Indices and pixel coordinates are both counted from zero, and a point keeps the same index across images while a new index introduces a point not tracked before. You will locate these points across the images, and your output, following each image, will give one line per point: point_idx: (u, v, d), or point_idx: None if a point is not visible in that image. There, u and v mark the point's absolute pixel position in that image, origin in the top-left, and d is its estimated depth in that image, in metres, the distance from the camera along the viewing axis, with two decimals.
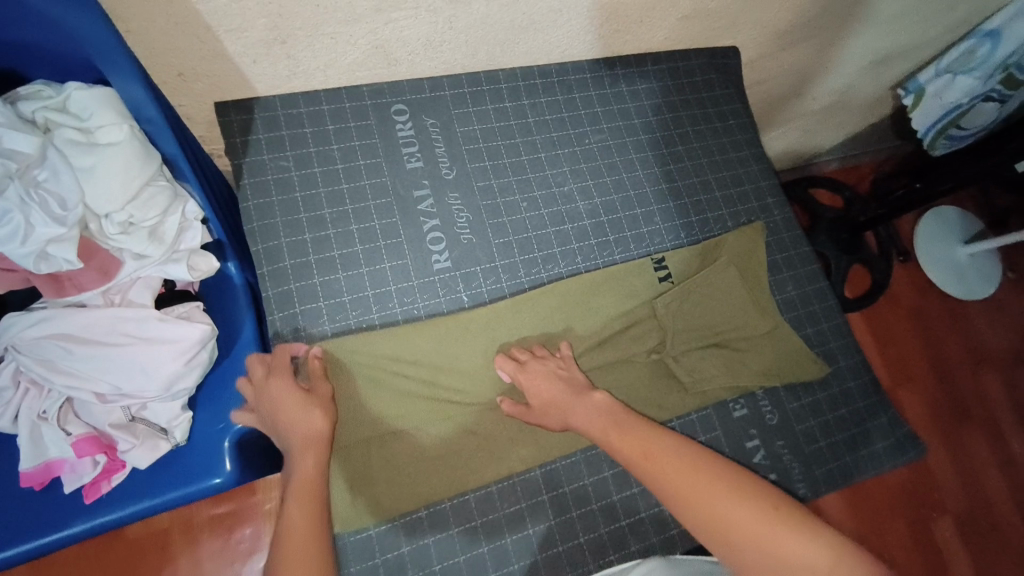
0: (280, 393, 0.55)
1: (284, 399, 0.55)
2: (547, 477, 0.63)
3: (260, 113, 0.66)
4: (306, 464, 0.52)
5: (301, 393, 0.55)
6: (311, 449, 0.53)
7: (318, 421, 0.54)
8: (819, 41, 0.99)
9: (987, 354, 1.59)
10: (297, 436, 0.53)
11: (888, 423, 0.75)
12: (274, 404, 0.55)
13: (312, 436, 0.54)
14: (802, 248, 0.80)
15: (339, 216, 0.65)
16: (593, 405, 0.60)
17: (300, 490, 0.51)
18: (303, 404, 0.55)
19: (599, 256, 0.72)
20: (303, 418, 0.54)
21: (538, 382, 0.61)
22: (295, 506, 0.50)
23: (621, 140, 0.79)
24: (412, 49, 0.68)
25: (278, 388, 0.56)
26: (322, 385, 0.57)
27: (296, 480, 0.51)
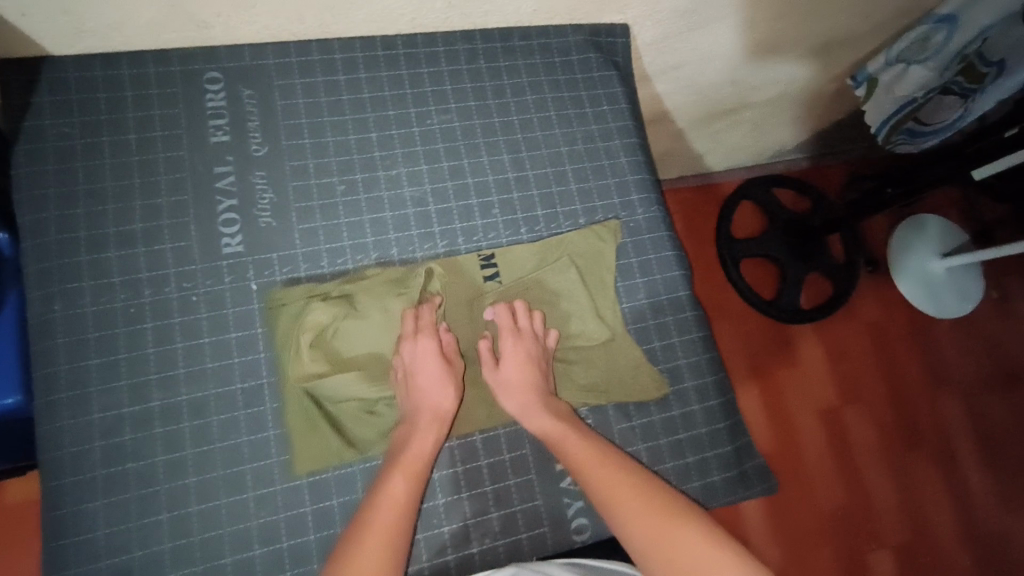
0: (426, 358, 0.61)
1: (432, 365, 0.61)
2: (315, 487, 0.58)
3: (47, 73, 0.61)
4: (425, 439, 0.58)
5: (445, 366, 0.61)
6: (434, 424, 0.59)
7: (449, 400, 0.61)
8: (739, 22, 0.89)
9: (950, 375, 1.47)
10: (426, 410, 0.59)
11: (733, 453, 0.68)
12: (416, 366, 0.61)
13: (436, 411, 0.60)
14: (664, 253, 0.72)
15: (121, 190, 0.60)
16: (558, 414, 0.61)
17: (407, 465, 0.56)
18: (445, 381, 0.61)
19: (418, 248, 0.66)
20: (440, 393, 0.61)
21: (517, 363, 0.63)
22: (399, 475, 0.55)
23: (469, 123, 0.72)
24: (219, 10, 0.60)
25: (414, 348, 0.61)
26: (458, 362, 0.63)
27: (409, 453, 0.57)
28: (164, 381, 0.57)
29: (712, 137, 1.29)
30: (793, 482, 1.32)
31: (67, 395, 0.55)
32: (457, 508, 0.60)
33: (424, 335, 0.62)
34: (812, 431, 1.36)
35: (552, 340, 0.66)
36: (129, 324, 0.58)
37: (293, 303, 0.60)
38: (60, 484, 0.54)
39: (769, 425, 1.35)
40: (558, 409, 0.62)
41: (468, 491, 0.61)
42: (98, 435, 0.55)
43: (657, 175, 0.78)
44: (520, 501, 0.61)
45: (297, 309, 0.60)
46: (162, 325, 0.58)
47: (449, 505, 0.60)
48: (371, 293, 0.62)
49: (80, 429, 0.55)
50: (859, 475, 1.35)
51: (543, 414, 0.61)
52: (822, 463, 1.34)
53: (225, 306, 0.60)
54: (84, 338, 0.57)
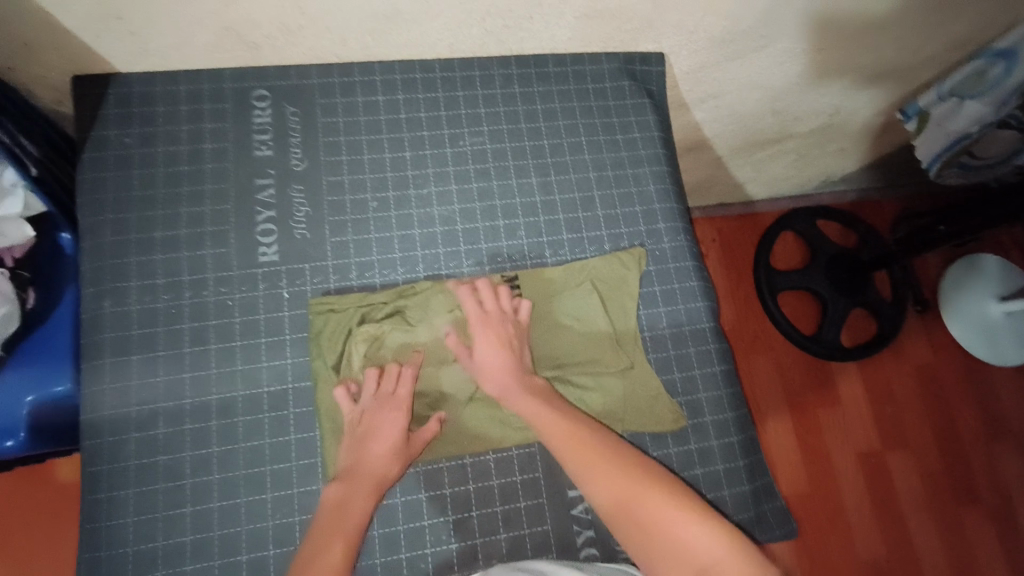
0: (388, 430, 0.58)
1: (387, 436, 0.58)
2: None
3: (114, 88, 0.66)
4: (360, 504, 0.55)
5: (401, 440, 0.59)
6: (368, 491, 0.56)
7: (393, 472, 0.58)
8: (781, 52, 0.88)
9: (1004, 426, 1.37)
10: (367, 478, 0.56)
11: (752, 493, 0.65)
12: (376, 431, 0.58)
13: (379, 478, 0.57)
14: (689, 282, 0.71)
15: (172, 197, 0.65)
16: (532, 389, 0.60)
17: (339, 529, 0.53)
18: (395, 453, 0.58)
19: (444, 265, 0.68)
20: (385, 462, 0.57)
21: (490, 347, 0.61)
22: (336, 543, 0.52)
23: (500, 146, 0.73)
24: (268, 33, 0.64)
25: (384, 411, 0.59)
26: (420, 442, 0.59)
27: (344, 514, 0.54)
28: (196, 380, 0.60)
29: (753, 165, 1.26)
30: (829, 530, 1.25)
31: (107, 387, 0.59)
32: (466, 527, 0.60)
33: (400, 401, 0.60)
34: (851, 477, 1.29)
35: (524, 311, 0.64)
36: (169, 324, 0.61)
37: (343, 310, 0.63)
38: (98, 470, 0.57)
39: (804, 468, 1.29)
40: (536, 388, 0.60)
41: (477, 510, 0.61)
42: (134, 427, 0.58)
43: (686, 203, 0.77)
44: (529, 525, 0.61)
45: (348, 313, 0.63)
46: (199, 326, 0.61)
47: (458, 523, 0.60)
48: (420, 311, 0.64)
49: (118, 421, 0.58)
50: (901, 527, 1.27)
51: (520, 397, 0.60)
52: (861, 512, 1.27)
53: (257, 312, 0.62)
54: (127, 334, 0.60)
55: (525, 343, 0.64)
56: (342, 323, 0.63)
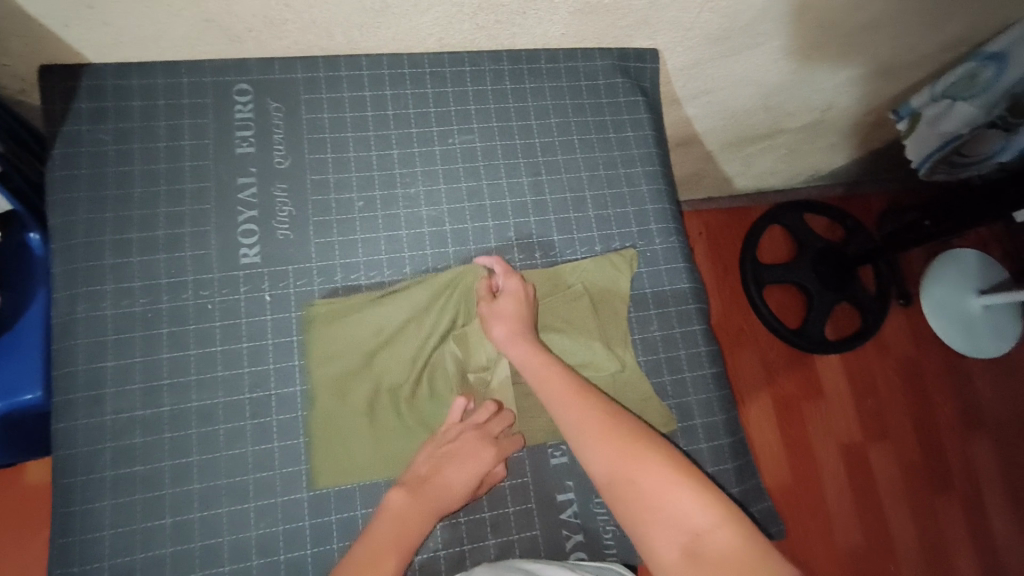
0: (471, 462, 0.57)
1: (469, 469, 0.57)
2: (315, 502, 0.57)
3: (86, 80, 0.63)
4: (424, 519, 0.54)
5: (478, 475, 0.58)
6: (429, 513, 0.55)
7: (455, 503, 0.57)
8: (776, 49, 0.87)
9: (980, 416, 1.41)
10: (438, 500, 0.55)
11: (740, 495, 0.66)
12: (462, 460, 0.57)
13: (446, 502, 0.56)
14: (680, 284, 0.71)
15: (149, 196, 0.62)
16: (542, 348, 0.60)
17: (402, 538, 0.52)
18: (471, 487, 0.57)
19: (432, 267, 0.66)
20: (459, 491, 0.57)
21: (508, 307, 0.61)
22: (394, 557, 0.51)
23: (491, 144, 0.71)
24: (251, 25, 0.61)
25: (469, 444, 0.58)
26: (489, 482, 0.59)
27: (405, 529, 0.53)
28: (175, 387, 0.58)
29: (744, 160, 1.26)
30: (810, 520, 1.28)
31: (81, 395, 0.57)
32: (454, 534, 0.59)
33: (486, 434, 0.59)
34: (832, 468, 1.32)
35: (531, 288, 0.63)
36: (146, 329, 0.59)
37: (340, 312, 0.61)
38: (69, 482, 0.55)
39: (788, 460, 1.31)
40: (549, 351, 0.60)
41: (465, 516, 0.60)
42: (109, 437, 0.56)
43: (678, 203, 0.77)
44: (518, 530, 0.60)
45: (361, 317, 0.62)
46: (178, 332, 0.59)
47: (446, 529, 0.59)
48: (429, 316, 0.63)
49: (92, 430, 0.56)
50: (880, 515, 1.30)
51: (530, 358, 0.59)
52: (841, 502, 1.30)
53: (239, 316, 0.60)
54: (102, 340, 0.58)
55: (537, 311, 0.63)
56: (353, 329, 0.62)
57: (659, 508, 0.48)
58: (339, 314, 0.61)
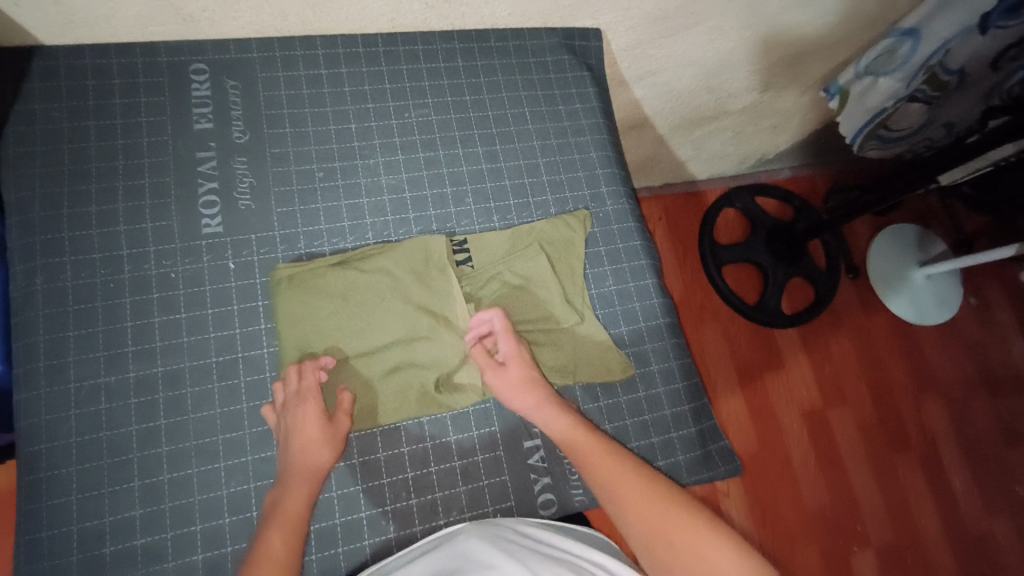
0: (304, 419, 0.57)
1: (308, 427, 0.57)
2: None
3: (39, 61, 0.64)
4: (299, 494, 0.55)
5: (322, 425, 0.57)
6: (304, 482, 0.55)
7: (325, 458, 0.57)
8: (711, 28, 0.92)
9: (932, 378, 1.47)
10: (300, 465, 0.56)
11: (698, 435, 0.69)
12: (293, 426, 0.57)
13: (311, 466, 0.56)
14: (633, 242, 0.75)
15: (106, 171, 0.63)
16: (563, 403, 0.62)
17: (286, 519, 0.53)
18: (323, 437, 0.57)
19: (394, 232, 0.68)
20: (315, 450, 0.56)
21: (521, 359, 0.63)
22: (277, 533, 0.52)
23: (445, 116, 0.75)
24: (204, 5, 0.63)
25: (302, 405, 0.58)
26: (344, 419, 0.59)
27: (284, 510, 0.53)
28: (140, 354, 0.59)
29: (693, 143, 1.32)
30: (777, 485, 1.32)
31: (41, 365, 0.57)
32: (425, 483, 0.61)
33: (313, 392, 0.58)
34: (796, 433, 1.37)
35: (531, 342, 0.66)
36: (108, 298, 0.60)
37: (304, 274, 0.63)
38: (33, 451, 0.55)
39: (753, 429, 1.35)
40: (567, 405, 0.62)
41: (435, 466, 0.62)
42: (73, 404, 0.56)
43: (627, 169, 0.81)
44: (487, 477, 0.63)
45: (326, 277, 0.64)
46: (140, 301, 0.60)
47: (416, 479, 0.61)
48: (391, 276, 0.65)
49: (55, 400, 0.56)
50: (844, 477, 1.36)
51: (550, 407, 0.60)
52: (806, 467, 1.34)
53: (202, 284, 0.62)
54: (63, 311, 0.58)
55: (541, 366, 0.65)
56: (321, 291, 0.63)
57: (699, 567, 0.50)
58: (305, 278, 0.63)
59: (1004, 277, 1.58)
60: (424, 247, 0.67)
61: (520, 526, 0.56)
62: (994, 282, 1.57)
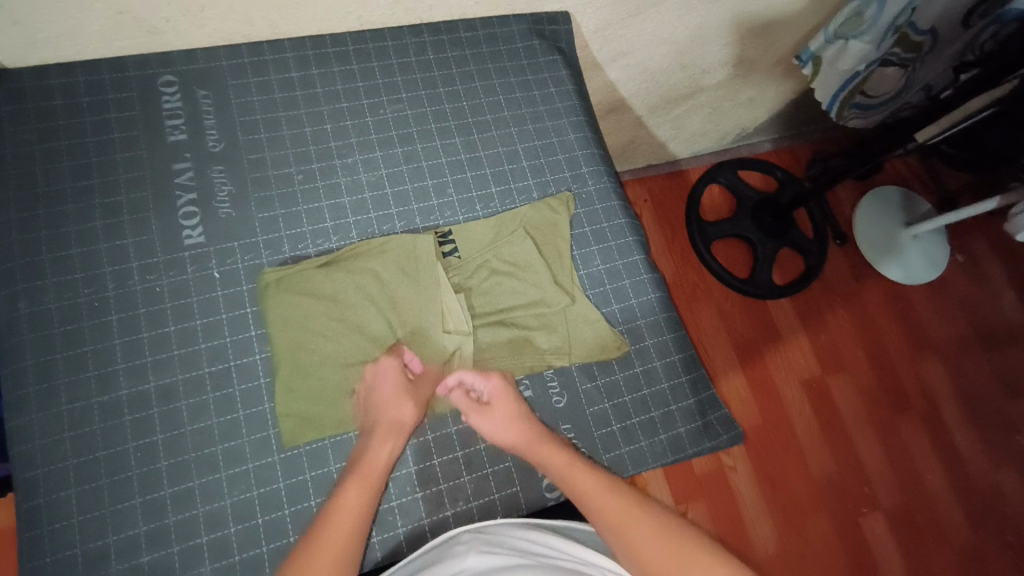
0: (389, 380, 0.61)
1: (390, 387, 0.61)
2: (338, 445, 0.60)
3: (6, 86, 0.63)
4: (381, 450, 0.57)
5: (405, 386, 0.61)
6: (387, 438, 0.58)
7: (408, 416, 0.60)
8: (678, 4, 0.92)
9: (927, 338, 1.48)
10: (386, 420, 0.59)
11: (697, 406, 0.69)
12: (377, 388, 0.61)
13: (393, 423, 0.59)
14: (617, 220, 0.75)
15: (82, 190, 0.62)
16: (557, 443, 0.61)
17: (365, 475, 0.55)
18: (406, 396, 0.61)
19: (377, 229, 0.68)
20: (398, 407, 0.60)
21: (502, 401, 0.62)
22: (354, 486, 0.55)
23: (420, 110, 0.74)
24: (167, 15, 0.63)
25: (388, 365, 0.62)
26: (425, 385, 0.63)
27: (366, 462, 0.56)
28: (132, 370, 0.58)
29: (672, 122, 1.32)
30: (784, 457, 1.33)
31: (30, 390, 0.56)
32: (429, 475, 0.61)
33: (394, 356, 0.63)
34: (797, 403, 1.37)
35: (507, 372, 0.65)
36: (94, 318, 0.59)
37: (290, 278, 0.63)
38: (31, 477, 0.54)
39: (755, 404, 1.36)
40: (563, 444, 0.61)
41: (438, 457, 0.62)
42: (68, 426, 0.55)
43: (606, 149, 0.81)
44: (491, 465, 0.62)
45: (313, 279, 0.63)
46: (127, 317, 0.59)
47: (420, 473, 0.61)
48: (378, 271, 0.65)
49: (49, 423, 0.55)
50: (848, 443, 1.36)
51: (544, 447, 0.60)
52: (811, 436, 1.35)
53: (189, 295, 0.61)
54: (49, 333, 0.58)
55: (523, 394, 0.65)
56: (310, 291, 0.63)
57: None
58: (291, 279, 0.63)
59: (989, 231, 1.59)
60: (409, 241, 0.66)
61: (523, 532, 0.56)
62: (980, 237, 1.58)
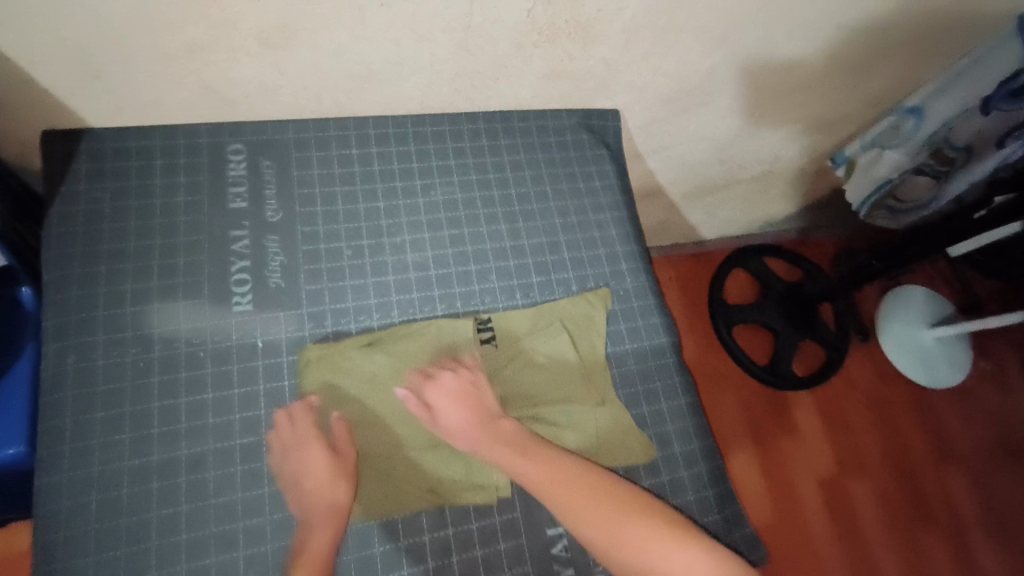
0: (311, 460, 0.59)
1: (314, 465, 0.58)
2: (358, 535, 0.59)
3: (87, 143, 0.67)
4: (320, 539, 0.56)
5: (332, 463, 0.59)
6: (325, 523, 0.56)
7: (341, 494, 0.58)
8: (721, 107, 0.96)
9: (952, 449, 1.44)
10: (321, 508, 0.57)
11: (722, 522, 0.68)
12: (302, 469, 0.59)
13: (329, 507, 0.57)
14: (653, 320, 0.76)
15: (142, 250, 0.65)
16: (501, 435, 0.61)
17: (309, 564, 0.54)
18: (332, 473, 0.59)
19: (418, 310, 0.69)
20: (329, 488, 0.58)
21: (450, 400, 0.62)
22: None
23: (469, 195, 0.77)
24: (245, 91, 0.67)
25: (302, 447, 0.59)
26: (349, 449, 0.60)
27: (309, 552, 0.55)
28: (166, 435, 0.59)
29: (705, 209, 1.35)
30: (800, 562, 1.27)
31: (66, 448, 0.57)
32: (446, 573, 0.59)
33: (312, 433, 0.60)
34: (814, 504, 1.33)
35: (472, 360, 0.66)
36: (138, 377, 0.60)
37: (330, 355, 0.64)
38: (57, 535, 0.54)
39: (771, 501, 1.32)
40: (505, 432, 0.62)
41: (457, 555, 0.60)
42: (98, 488, 0.56)
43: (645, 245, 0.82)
44: (509, 567, 0.61)
45: (353, 361, 0.64)
46: (172, 378, 0.61)
47: (438, 570, 0.59)
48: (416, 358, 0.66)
49: (82, 480, 0.56)
50: (868, 552, 1.31)
51: (494, 449, 0.60)
52: (828, 541, 1.30)
53: (230, 362, 0.62)
54: (93, 390, 0.59)
55: (484, 386, 0.64)
56: (347, 372, 0.64)
57: None
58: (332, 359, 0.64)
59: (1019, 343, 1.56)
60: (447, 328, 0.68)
61: None
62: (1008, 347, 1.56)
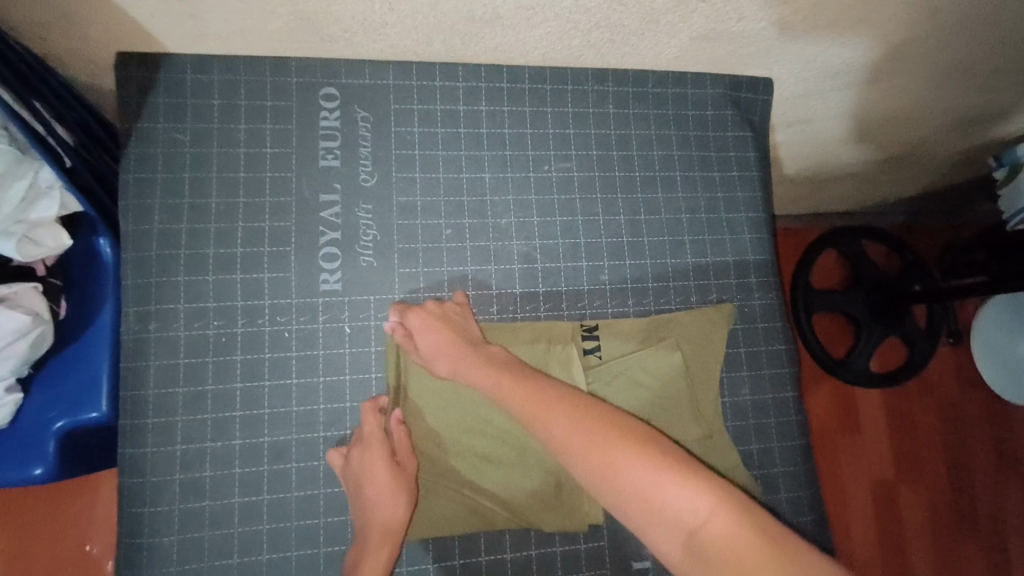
0: (375, 468, 0.54)
1: (377, 472, 0.54)
2: (439, 546, 0.57)
3: (165, 73, 0.57)
4: (378, 558, 0.52)
5: (391, 469, 0.55)
6: (382, 542, 0.53)
7: (400, 509, 0.54)
8: (892, 85, 0.79)
9: None
10: (377, 526, 0.53)
11: None
12: (364, 480, 0.54)
13: (385, 524, 0.53)
14: (776, 345, 0.67)
15: (225, 209, 0.58)
16: (486, 359, 0.54)
17: None
18: (394, 483, 0.55)
19: (519, 309, 0.62)
20: (390, 501, 0.54)
21: (429, 325, 0.56)
22: None
23: (588, 174, 0.66)
24: (346, 26, 0.55)
25: (366, 453, 0.54)
26: (410, 459, 0.56)
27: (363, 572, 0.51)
28: (247, 420, 0.55)
29: (823, 195, 1.18)
30: None
31: (145, 423, 0.54)
32: None
33: (377, 437, 0.55)
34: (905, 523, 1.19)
35: (461, 298, 0.59)
36: (219, 355, 0.55)
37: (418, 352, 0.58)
38: (138, 512, 0.53)
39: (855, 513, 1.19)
40: (495, 357, 0.55)
41: None
42: (179, 469, 0.53)
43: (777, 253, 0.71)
44: None
45: None
46: (255, 359, 0.56)
47: None
48: None
49: (161, 460, 0.53)
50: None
51: (466, 369, 0.54)
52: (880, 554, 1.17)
53: (316, 346, 0.57)
54: (173, 363, 0.55)
55: (468, 318, 0.58)
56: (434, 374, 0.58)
57: (662, 515, 0.42)
58: (410, 368, 0.58)
59: None
60: (548, 334, 0.61)
61: None
62: None
